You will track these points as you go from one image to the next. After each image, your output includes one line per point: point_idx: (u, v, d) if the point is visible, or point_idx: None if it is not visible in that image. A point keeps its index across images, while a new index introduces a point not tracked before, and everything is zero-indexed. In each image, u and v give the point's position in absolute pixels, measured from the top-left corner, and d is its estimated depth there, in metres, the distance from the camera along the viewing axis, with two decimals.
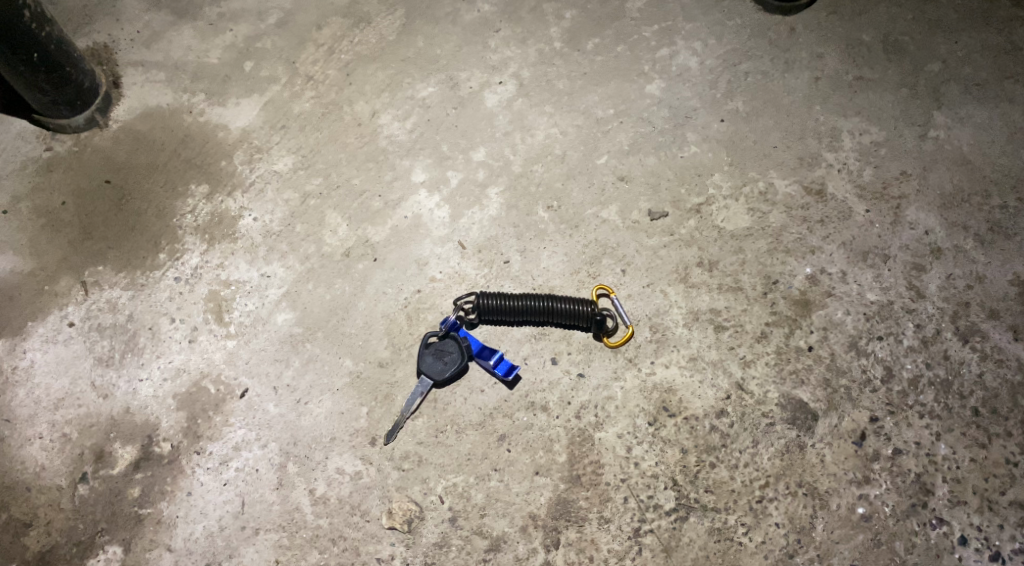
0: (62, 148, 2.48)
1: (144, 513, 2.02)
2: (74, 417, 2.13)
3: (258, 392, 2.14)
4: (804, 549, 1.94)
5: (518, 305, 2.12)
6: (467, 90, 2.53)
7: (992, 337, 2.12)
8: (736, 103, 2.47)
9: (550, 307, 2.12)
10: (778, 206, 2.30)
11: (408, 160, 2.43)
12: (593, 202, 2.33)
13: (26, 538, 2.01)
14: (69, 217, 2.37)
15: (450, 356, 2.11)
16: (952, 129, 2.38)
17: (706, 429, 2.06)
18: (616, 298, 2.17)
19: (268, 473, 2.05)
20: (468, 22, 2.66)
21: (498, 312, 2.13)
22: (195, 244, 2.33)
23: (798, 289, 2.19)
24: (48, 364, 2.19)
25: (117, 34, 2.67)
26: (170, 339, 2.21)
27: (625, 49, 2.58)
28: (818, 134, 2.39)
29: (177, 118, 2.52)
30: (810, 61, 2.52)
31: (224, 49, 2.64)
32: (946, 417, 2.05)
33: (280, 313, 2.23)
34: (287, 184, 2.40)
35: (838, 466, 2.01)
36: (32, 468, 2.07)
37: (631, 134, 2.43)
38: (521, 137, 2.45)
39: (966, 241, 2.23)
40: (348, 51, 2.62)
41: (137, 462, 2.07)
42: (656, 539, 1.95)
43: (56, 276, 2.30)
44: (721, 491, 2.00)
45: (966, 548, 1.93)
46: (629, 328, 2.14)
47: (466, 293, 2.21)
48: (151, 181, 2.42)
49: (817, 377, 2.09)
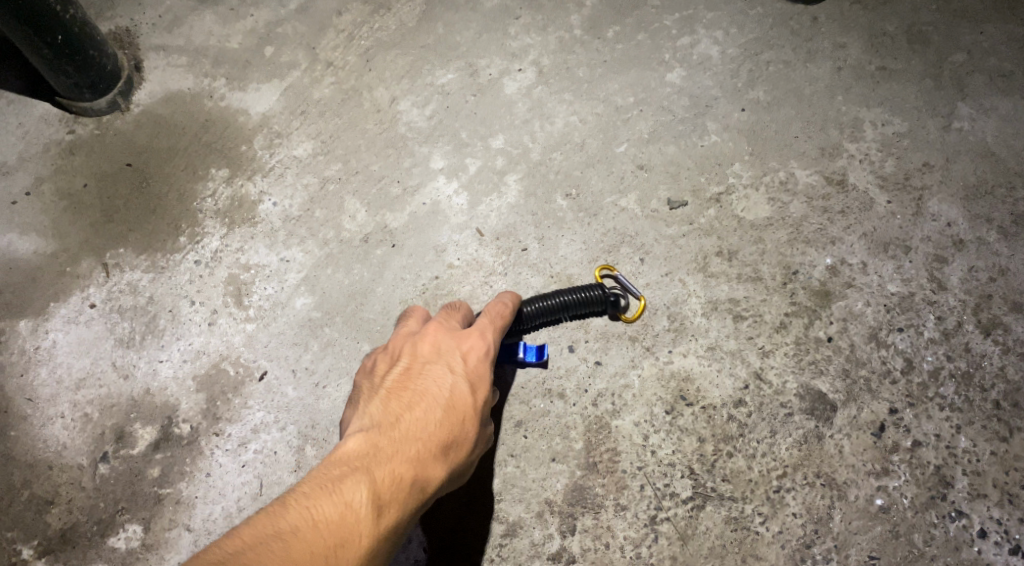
0: (84, 131, 2.49)
1: (163, 493, 2.05)
2: (96, 398, 2.15)
3: (277, 375, 2.15)
4: (821, 540, 1.95)
5: (528, 315, 2.06)
6: (487, 78, 2.52)
7: (1015, 330, 2.10)
8: (757, 93, 2.44)
9: (559, 305, 2.08)
10: (799, 196, 2.28)
11: (427, 146, 2.43)
12: (612, 191, 2.32)
13: (48, 515, 2.04)
14: (90, 200, 2.39)
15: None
16: (977, 120, 2.35)
17: (724, 418, 2.06)
18: (621, 275, 2.18)
19: (287, 455, 2.06)
20: (488, 9, 2.64)
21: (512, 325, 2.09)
22: (215, 228, 2.34)
23: (818, 280, 2.18)
24: (70, 345, 2.22)
25: (139, 18, 2.68)
26: (190, 322, 2.23)
27: (646, 38, 2.55)
28: (840, 124, 2.37)
29: (198, 103, 2.53)
30: (832, 50, 2.49)
31: (245, 34, 2.64)
32: (967, 410, 2.03)
33: (299, 297, 2.24)
34: (307, 169, 2.41)
35: (857, 457, 2.01)
36: (54, 447, 2.10)
37: (651, 123, 2.41)
38: (541, 125, 2.44)
39: (989, 233, 2.20)
40: (368, 37, 2.62)
41: (157, 443, 2.10)
42: (672, 527, 1.97)
43: (77, 259, 2.31)
44: (738, 480, 2.00)
45: (985, 541, 1.93)
46: (641, 299, 2.14)
47: (481, 294, 2.22)
48: (172, 165, 2.43)
49: (836, 368, 2.08)
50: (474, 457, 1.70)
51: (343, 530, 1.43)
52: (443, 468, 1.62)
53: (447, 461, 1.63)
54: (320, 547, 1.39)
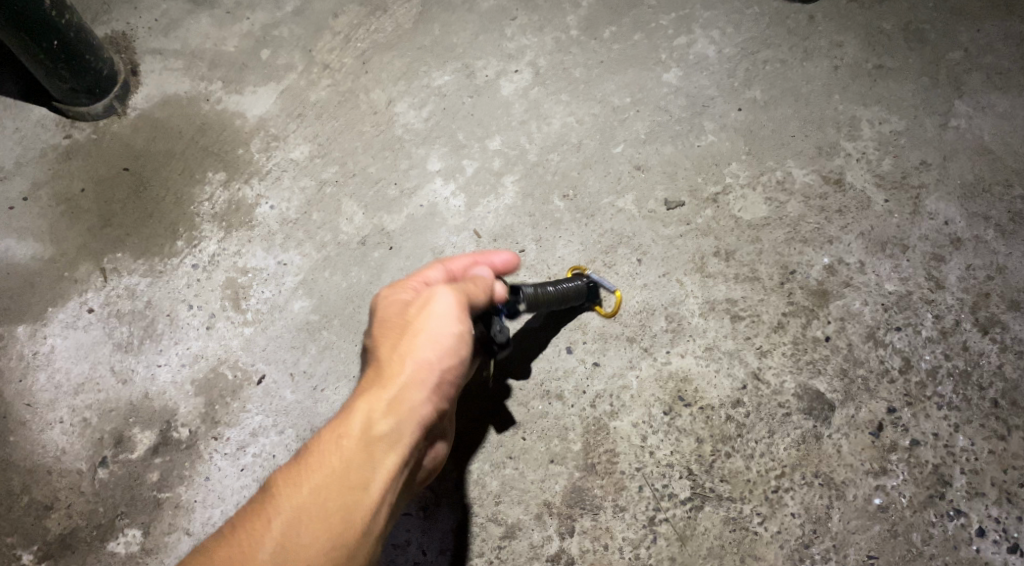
0: (81, 135, 2.49)
1: (162, 497, 2.06)
2: (94, 402, 2.16)
3: (275, 378, 2.16)
4: (819, 539, 1.95)
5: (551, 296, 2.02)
6: (484, 79, 2.52)
7: (1013, 328, 2.10)
8: (754, 91, 2.43)
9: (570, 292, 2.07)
10: (796, 195, 2.27)
11: (424, 149, 2.43)
12: (610, 191, 2.32)
13: (48, 520, 2.06)
14: (88, 205, 2.39)
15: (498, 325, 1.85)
16: (974, 118, 2.34)
17: (722, 418, 2.06)
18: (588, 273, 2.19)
19: (286, 459, 2.08)
20: (484, 9, 2.62)
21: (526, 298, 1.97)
22: (212, 231, 2.34)
23: (816, 280, 2.18)
24: (68, 350, 2.22)
25: (135, 21, 2.67)
26: (188, 326, 2.23)
27: (642, 37, 2.54)
28: (837, 123, 2.36)
29: (195, 106, 2.53)
30: (829, 49, 2.47)
31: (241, 37, 2.63)
32: (966, 409, 2.03)
33: (297, 300, 2.25)
34: (304, 172, 2.41)
35: (855, 456, 2.01)
36: (54, 452, 2.11)
37: (648, 123, 2.41)
38: (537, 126, 2.43)
39: (987, 231, 2.20)
40: (365, 39, 2.61)
41: (156, 448, 2.11)
42: (671, 528, 1.98)
43: (75, 264, 2.32)
44: (736, 481, 2.00)
45: (983, 540, 1.93)
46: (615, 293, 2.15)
47: None
48: (169, 169, 2.44)
49: (834, 367, 2.09)
50: (407, 381, 1.67)
51: (258, 505, 1.54)
52: (362, 404, 1.65)
53: (365, 399, 1.65)
54: (242, 524, 1.52)
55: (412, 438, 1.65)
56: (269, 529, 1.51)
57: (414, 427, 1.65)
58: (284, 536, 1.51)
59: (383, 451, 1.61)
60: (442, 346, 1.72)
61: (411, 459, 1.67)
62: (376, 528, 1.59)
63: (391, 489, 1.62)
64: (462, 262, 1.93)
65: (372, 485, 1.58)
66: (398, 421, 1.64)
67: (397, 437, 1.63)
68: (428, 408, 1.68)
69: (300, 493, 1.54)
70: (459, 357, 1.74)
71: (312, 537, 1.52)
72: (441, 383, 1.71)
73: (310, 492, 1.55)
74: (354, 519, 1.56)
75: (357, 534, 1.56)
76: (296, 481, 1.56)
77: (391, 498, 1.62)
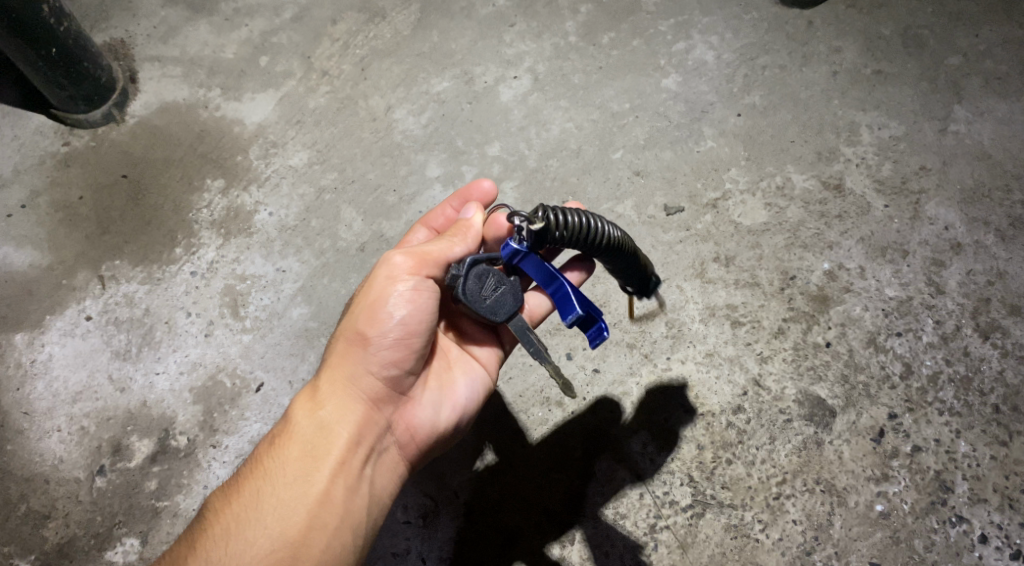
0: (79, 143, 2.48)
1: (161, 505, 2.06)
2: (92, 410, 2.15)
3: (274, 386, 2.15)
4: (821, 547, 1.94)
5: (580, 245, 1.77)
6: (482, 85, 2.52)
7: (1013, 334, 2.09)
8: (753, 97, 2.42)
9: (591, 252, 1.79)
10: (796, 200, 2.27)
11: (423, 155, 2.42)
12: (609, 197, 2.32)
13: (45, 530, 2.05)
14: (86, 212, 2.39)
15: (491, 278, 1.73)
16: (973, 123, 2.34)
17: (723, 425, 2.05)
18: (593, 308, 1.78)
19: None
20: (483, 16, 2.62)
21: (590, 237, 1.76)
22: (211, 239, 2.34)
23: (816, 285, 2.17)
24: (66, 358, 2.21)
25: (134, 29, 2.67)
26: (187, 333, 2.23)
27: (640, 43, 2.54)
28: (837, 128, 2.36)
29: (194, 113, 2.53)
30: (828, 54, 2.47)
31: (240, 44, 2.63)
32: (967, 414, 2.03)
33: (296, 308, 2.24)
34: (302, 179, 2.41)
35: (857, 463, 2.00)
36: (51, 461, 2.11)
37: (647, 128, 2.40)
38: (536, 132, 2.43)
39: (987, 236, 2.20)
40: (363, 46, 2.61)
41: (154, 456, 2.10)
42: (672, 535, 1.97)
43: (73, 271, 2.31)
44: (737, 487, 1.99)
45: (986, 546, 1.92)
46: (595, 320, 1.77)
47: None
48: (168, 176, 2.43)
49: (835, 373, 2.08)
50: (340, 371, 1.71)
51: (198, 523, 1.62)
52: (299, 400, 1.71)
53: (303, 399, 1.71)
54: (189, 539, 1.60)
55: (352, 424, 1.68)
56: (211, 537, 1.58)
57: (356, 404, 1.69)
58: (220, 548, 1.55)
59: (323, 442, 1.65)
60: (383, 313, 1.69)
61: (365, 437, 1.68)
62: (329, 518, 1.60)
63: (341, 473, 1.64)
64: (446, 210, 2.01)
65: (314, 479, 1.61)
66: (335, 406, 1.68)
67: (336, 420, 1.67)
68: (373, 380, 1.71)
69: (240, 497, 1.61)
70: (406, 327, 1.70)
71: (253, 539, 1.56)
72: (385, 351, 1.70)
73: (247, 500, 1.61)
74: (299, 513, 1.59)
75: (303, 526, 1.58)
76: (236, 490, 1.63)
77: (342, 482, 1.63)
